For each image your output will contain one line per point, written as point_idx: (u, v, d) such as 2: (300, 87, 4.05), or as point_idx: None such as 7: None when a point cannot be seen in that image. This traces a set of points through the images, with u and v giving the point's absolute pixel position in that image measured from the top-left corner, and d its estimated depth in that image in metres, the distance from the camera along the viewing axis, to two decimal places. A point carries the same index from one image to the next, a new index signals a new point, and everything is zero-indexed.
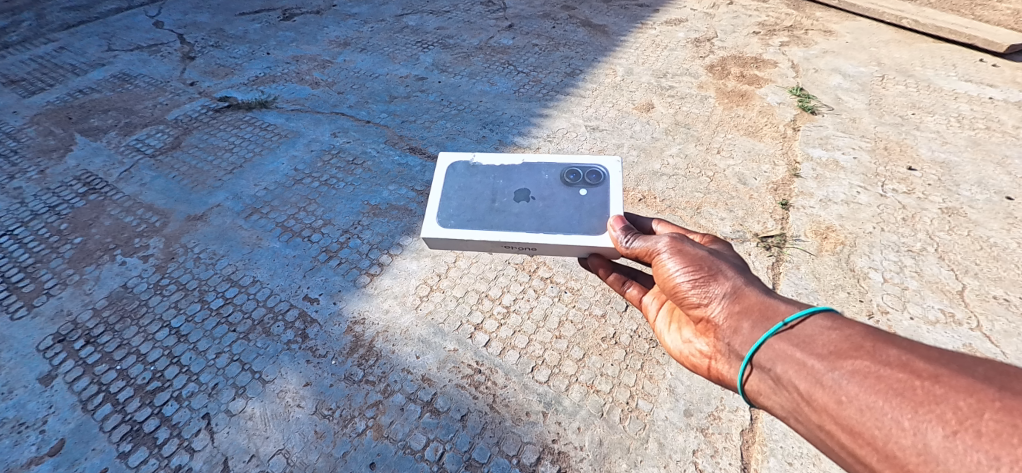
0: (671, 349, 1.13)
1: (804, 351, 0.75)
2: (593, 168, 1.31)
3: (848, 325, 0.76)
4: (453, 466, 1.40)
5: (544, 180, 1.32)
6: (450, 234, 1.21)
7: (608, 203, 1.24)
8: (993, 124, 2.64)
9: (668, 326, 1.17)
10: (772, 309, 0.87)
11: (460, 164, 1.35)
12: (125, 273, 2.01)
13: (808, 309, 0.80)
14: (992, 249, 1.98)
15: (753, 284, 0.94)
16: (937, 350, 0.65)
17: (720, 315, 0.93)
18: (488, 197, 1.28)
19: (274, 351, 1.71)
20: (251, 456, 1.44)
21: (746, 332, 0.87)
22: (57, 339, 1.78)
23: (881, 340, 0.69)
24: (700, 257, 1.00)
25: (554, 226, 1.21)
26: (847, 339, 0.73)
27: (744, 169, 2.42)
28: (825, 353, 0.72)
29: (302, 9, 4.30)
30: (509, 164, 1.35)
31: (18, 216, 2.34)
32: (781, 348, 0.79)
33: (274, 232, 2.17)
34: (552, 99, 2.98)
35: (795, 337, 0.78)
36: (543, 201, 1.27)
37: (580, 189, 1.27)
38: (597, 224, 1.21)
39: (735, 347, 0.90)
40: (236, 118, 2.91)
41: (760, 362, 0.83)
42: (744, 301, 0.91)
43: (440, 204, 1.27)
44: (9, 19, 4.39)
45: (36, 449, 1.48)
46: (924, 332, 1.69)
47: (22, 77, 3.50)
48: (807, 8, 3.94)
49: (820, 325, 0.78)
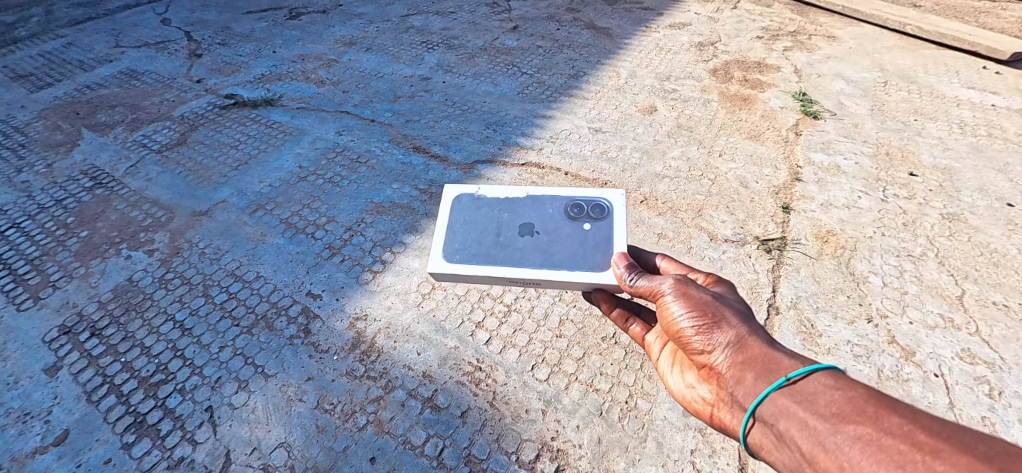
0: (674, 392, 1.12)
1: (807, 409, 0.77)
2: (597, 201, 1.31)
3: (852, 386, 0.78)
4: (452, 462, 1.41)
5: (549, 214, 1.32)
6: (455, 269, 1.22)
7: (612, 238, 1.24)
8: (995, 131, 2.64)
9: (671, 367, 1.17)
10: (776, 362, 0.87)
11: (465, 197, 1.37)
12: (131, 267, 2.03)
13: (812, 366, 0.81)
14: (992, 255, 1.99)
15: (757, 333, 0.93)
16: (940, 421, 0.66)
17: (724, 363, 0.92)
18: (492, 231, 1.29)
19: (277, 345, 1.72)
20: (254, 449, 1.45)
21: (750, 384, 0.88)
22: (63, 331, 1.80)
23: (883, 407, 0.70)
24: (704, 302, 0.98)
25: (558, 261, 1.21)
26: (850, 401, 0.74)
27: (745, 172, 2.43)
28: (828, 414, 0.74)
29: (309, 8, 4.33)
30: (514, 197, 1.37)
31: (25, 209, 2.36)
32: (785, 405, 0.80)
33: (278, 228, 2.19)
34: (555, 101, 3.00)
35: (799, 394, 0.79)
36: (547, 234, 1.28)
37: (584, 223, 1.28)
38: (600, 260, 1.21)
39: (738, 398, 0.90)
40: (242, 115, 2.93)
41: (764, 416, 0.84)
42: (747, 351, 0.90)
43: (445, 238, 1.29)
44: (18, 15, 4.43)
45: (40, 438, 1.49)
46: (923, 336, 1.70)
47: (30, 72, 3.53)
48: (811, 14, 3.95)
49: (823, 383, 0.79)
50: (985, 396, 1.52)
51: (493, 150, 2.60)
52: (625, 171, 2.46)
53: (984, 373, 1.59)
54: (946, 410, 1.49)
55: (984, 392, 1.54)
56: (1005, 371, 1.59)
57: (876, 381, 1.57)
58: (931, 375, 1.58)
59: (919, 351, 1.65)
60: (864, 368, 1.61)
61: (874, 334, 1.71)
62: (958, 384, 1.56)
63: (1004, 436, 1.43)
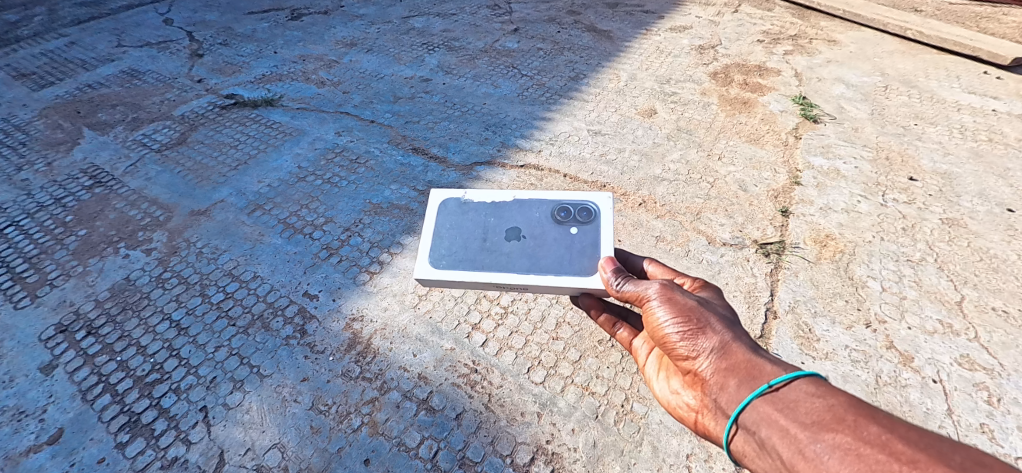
0: (660, 398, 1.12)
1: (788, 417, 0.76)
2: (584, 204, 1.31)
3: (833, 394, 0.78)
4: (447, 464, 1.40)
5: (536, 218, 1.33)
6: (442, 274, 1.22)
7: (599, 242, 1.24)
8: (995, 136, 2.63)
9: (657, 373, 1.17)
10: (759, 369, 0.87)
11: (452, 202, 1.38)
12: (128, 266, 2.03)
13: (794, 373, 0.81)
14: (992, 260, 1.98)
15: (741, 340, 0.93)
16: (917, 430, 0.66)
17: (708, 370, 0.92)
18: (479, 236, 1.29)
19: (272, 346, 1.72)
20: (248, 449, 1.45)
21: (733, 391, 0.87)
22: (59, 330, 1.80)
23: (862, 416, 0.70)
24: (689, 308, 0.98)
25: (546, 266, 1.21)
26: (830, 410, 0.74)
27: (745, 176, 2.43)
28: (808, 422, 0.74)
29: (311, 9, 4.35)
30: (501, 201, 1.37)
31: (24, 207, 2.37)
32: (766, 412, 0.80)
33: (276, 228, 2.19)
34: (555, 103, 3.00)
35: (780, 402, 0.79)
36: (534, 239, 1.27)
37: (572, 227, 1.28)
38: (588, 264, 1.20)
39: (721, 405, 0.90)
40: (242, 115, 2.94)
41: (745, 424, 0.83)
42: (731, 358, 0.90)
43: (432, 242, 1.29)
44: (21, 14, 4.46)
45: (34, 437, 1.49)
46: (922, 341, 1.69)
47: (32, 71, 3.54)
48: (812, 18, 3.95)
49: (805, 391, 0.79)
50: (983, 403, 1.51)
51: (492, 152, 2.60)
52: (624, 174, 2.46)
53: (983, 379, 1.57)
54: (944, 417, 1.48)
55: (982, 398, 1.53)
56: (1004, 378, 1.58)
57: (875, 387, 1.56)
58: (930, 381, 1.57)
59: (918, 356, 1.64)
60: (862, 373, 1.60)
61: (872, 339, 1.70)
62: (957, 390, 1.55)
63: (1003, 443, 1.42)
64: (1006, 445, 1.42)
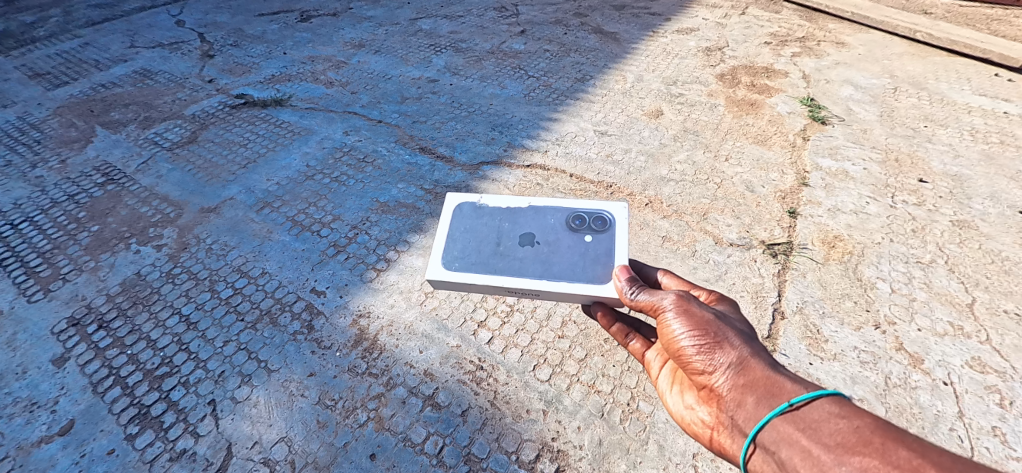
0: (673, 412, 1.12)
1: (810, 438, 0.77)
2: (599, 213, 1.32)
3: (857, 415, 0.77)
4: (452, 460, 1.40)
5: (549, 225, 1.33)
6: (454, 277, 1.22)
7: (613, 251, 1.24)
8: (1007, 138, 2.61)
9: (671, 386, 1.16)
10: (779, 386, 0.86)
11: (467, 206, 1.38)
12: (139, 262, 2.06)
13: (815, 392, 0.81)
14: (1003, 263, 1.95)
15: (760, 355, 0.92)
16: (950, 455, 0.65)
17: (725, 386, 0.92)
18: (492, 240, 1.30)
19: (280, 341, 1.74)
20: (254, 443, 1.46)
21: (751, 408, 0.88)
22: (71, 323, 1.83)
23: (891, 439, 0.69)
24: (706, 321, 0.97)
25: (558, 273, 1.21)
26: (856, 432, 0.73)
27: (751, 176, 2.42)
28: (833, 444, 0.74)
29: (320, 11, 4.39)
30: (516, 207, 1.37)
31: (38, 203, 2.41)
32: (787, 432, 0.80)
33: (284, 225, 2.21)
34: (562, 104, 3.01)
35: (802, 421, 0.79)
36: (547, 245, 1.28)
37: (585, 235, 1.28)
38: (601, 272, 1.21)
39: (738, 422, 0.90)
40: (252, 115, 2.97)
41: (764, 443, 0.84)
42: (749, 374, 0.90)
43: (445, 245, 1.30)
44: (37, 15, 4.54)
45: (46, 427, 1.51)
46: (932, 343, 1.67)
47: (47, 71, 3.60)
48: (820, 21, 3.94)
49: (828, 411, 0.78)
50: (995, 406, 1.50)
51: (498, 152, 2.61)
52: (629, 174, 2.46)
53: (995, 382, 1.56)
54: (955, 419, 1.47)
55: (994, 401, 1.51)
56: (1016, 381, 1.56)
57: (884, 388, 1.55)
58: (940, 383, 1.56)
59: (927, 358, 1.63)
60: (871, 375, 1.58)
61: (881, 341, 1.68)
62: (968, 392, 1.53)
63: (1015, 446, 1.40)
64: (1018, 448, 1.40)
